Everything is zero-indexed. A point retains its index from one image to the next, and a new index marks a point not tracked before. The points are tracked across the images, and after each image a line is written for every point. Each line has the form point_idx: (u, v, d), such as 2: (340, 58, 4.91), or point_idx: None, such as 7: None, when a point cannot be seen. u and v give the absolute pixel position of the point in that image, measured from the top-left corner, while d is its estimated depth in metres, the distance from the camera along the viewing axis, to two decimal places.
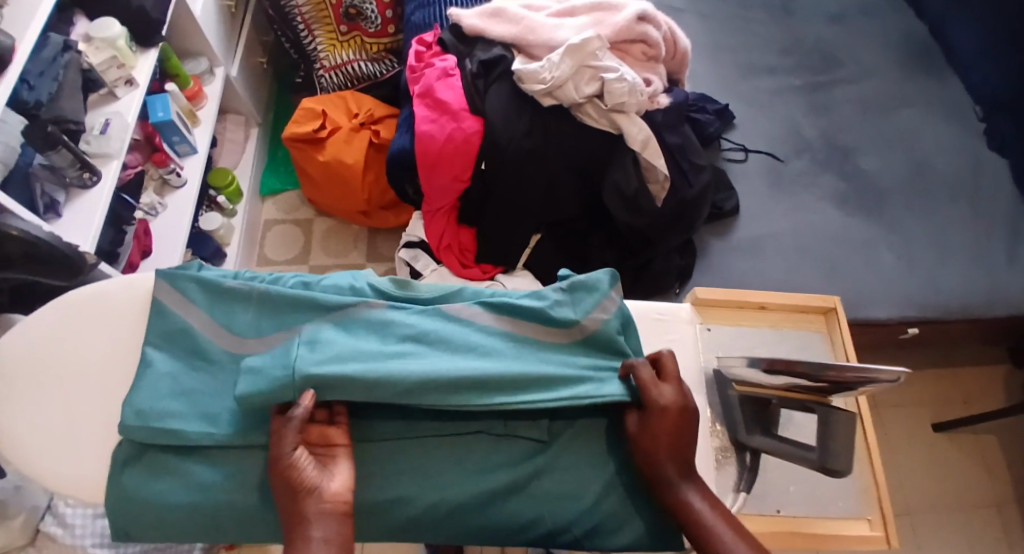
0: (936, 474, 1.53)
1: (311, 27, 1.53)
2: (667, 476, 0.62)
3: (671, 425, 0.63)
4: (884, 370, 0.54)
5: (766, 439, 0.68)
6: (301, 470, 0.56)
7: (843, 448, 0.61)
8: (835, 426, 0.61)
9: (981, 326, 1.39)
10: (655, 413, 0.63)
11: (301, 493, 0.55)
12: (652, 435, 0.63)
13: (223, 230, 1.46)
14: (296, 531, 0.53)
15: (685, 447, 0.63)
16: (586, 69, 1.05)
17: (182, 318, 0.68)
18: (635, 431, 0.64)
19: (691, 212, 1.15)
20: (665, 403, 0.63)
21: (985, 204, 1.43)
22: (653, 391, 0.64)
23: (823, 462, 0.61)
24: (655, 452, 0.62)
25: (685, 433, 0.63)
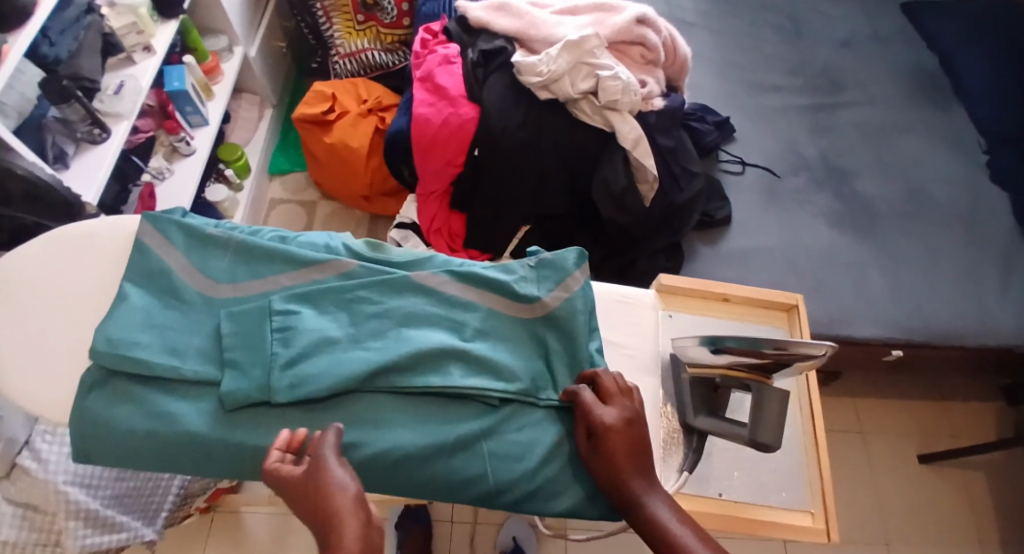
0: (918, 505, 1.51)
1: (329, 14, 1.56)
2: (625, 487, 0.63)
3: (624, 441, 0.65)
4: (818, 346, 0.59)
5: (712, 419, 0.70)
6: (329, 476, 0.56)
7: (769, 423, 0.67)
8: (766, 404, 0.67)
9: (968, 356, 1.38)
10: (602, 434, 0.65)
11: (326, 497, 0.54)
12: (605, 457, 0.64)
13: (228, 203, 1.50)
14: (331, 527, 0.52)
15: (641, 461, 0.65)
16: (583, 66, 1.08)
17: (161, 257, 0.71)
18: (588, 454, 0.66)
19: (680, 217, 1.20)
20: (609, 422, 0.65)
21: (981, 235, 1.43)
22: (599, 410, 0.66)
23: (753, 436, 0.67)
24: (610, 471, 0.64)
25: (640, 447, 0.65)
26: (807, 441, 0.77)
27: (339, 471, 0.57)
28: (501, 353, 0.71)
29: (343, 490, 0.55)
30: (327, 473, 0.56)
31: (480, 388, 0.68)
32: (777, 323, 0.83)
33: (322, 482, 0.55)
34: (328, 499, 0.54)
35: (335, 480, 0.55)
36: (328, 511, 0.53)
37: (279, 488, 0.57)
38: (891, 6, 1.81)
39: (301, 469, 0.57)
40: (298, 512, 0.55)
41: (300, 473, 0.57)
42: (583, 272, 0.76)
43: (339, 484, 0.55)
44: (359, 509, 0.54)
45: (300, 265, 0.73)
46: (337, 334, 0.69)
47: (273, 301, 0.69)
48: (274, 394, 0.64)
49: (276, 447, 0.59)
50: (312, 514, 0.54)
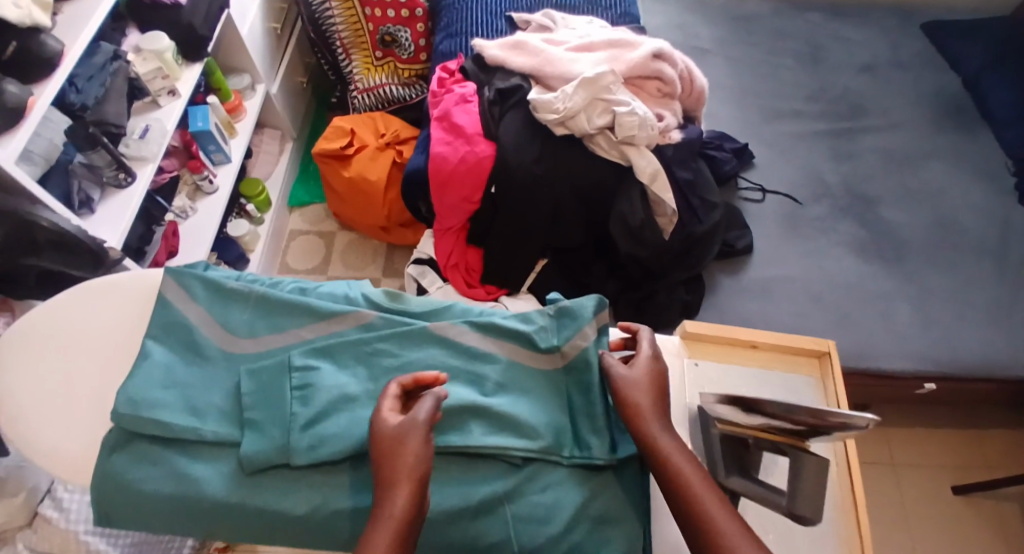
0: (953, 541, 1.45)
1: (348, 50, 1.58)
2: (645, 413, 0.67)
3: (653, 373, 0.70)
4: (858, 417, 0.56)
5: (743, 481, 0.68)
6: (408, 443, 0.60)
7: (809, 495, 0.60)
8: (802, 471, 0.61)
9: (1001, 387, 1.34)
10: (644, 360, 0.71)
11: (395, 462, 0.59)
12: (638, 374, 0.69)
13: (249, 237, 1.51)
14: (383, 494, 0.57)
15: (662, 393, 0.69)
16: (598, 102, 1.08)
17: (182, 312, 0.72)
18: (622, 372, 0.70)
19: (699, 249, 1.18)
20: (656, 352, 0.72)
21: (1013, 263, 1.39)
22: (644, 343, 0.73)
23: (791, 509, 0.60)
24: (638, 386, 0.69)
25: (662, 382, 0.70)
26: (844, 498, 0.74)
27: (419, 445, 0.60)
28: (523, 409, 0.70)
29: (412, 464, 0.59)
30: (409, 443, 0.60)
31: (502, 447, 0.67)
32: (807, 370, 0.82)
33: (402, 451, 0.59)
34: (398, 464, 0.59)
35: (411, 451, 0.59)
36: (391, 479, 0.58)
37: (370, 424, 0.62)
38: (912, 29, 1.79)
39: (395, 424, 0.61)
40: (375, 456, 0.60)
41: (393, 426, 0.61)
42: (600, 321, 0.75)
43: (414, 461, 0.59)
44: (414, 494, 0.58)
45: (319, 317, 0.73)
46: (357, 390, 0.68)
47: (293, 356, 0.69)
48: (293, 457, 0.64)
49: (397, 383, 0.65)
50: (379, 469, 0.59)
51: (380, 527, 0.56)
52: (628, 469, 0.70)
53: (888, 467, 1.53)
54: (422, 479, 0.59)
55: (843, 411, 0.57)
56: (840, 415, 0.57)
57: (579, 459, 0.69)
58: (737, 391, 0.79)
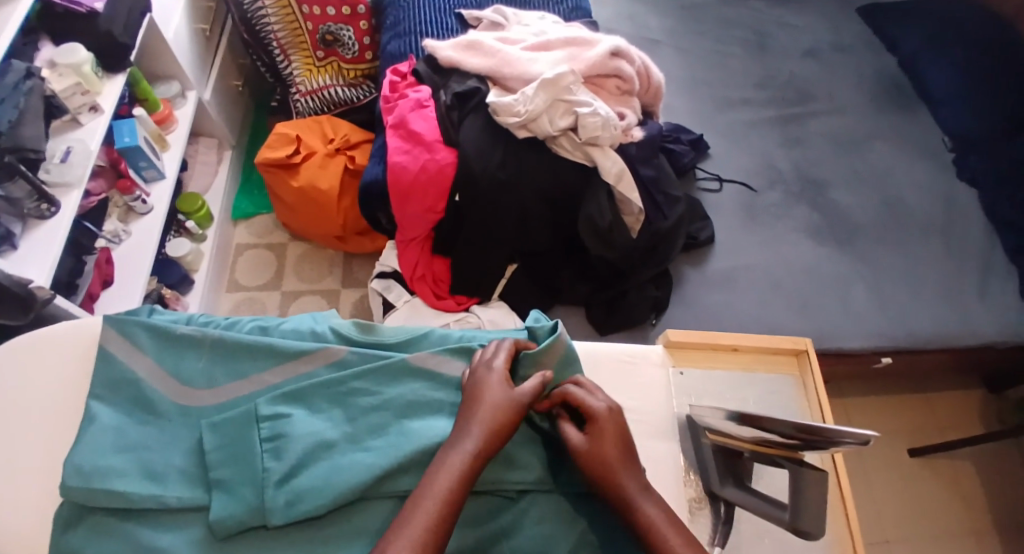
0: (913, 502, 1.42)
1: (287, 52, 1.50)
2: (623, 489, 0.62)
3: (615, 439, 0.64)
4: (852, 433, 0.55)
5: (738, 491, 0.68)
6: (508, 400, 0.64)
7: (812, 509, 0.60)
8: (805, 484, 0.61)
9: (954, 356, 1.34)
10: (601, 427, 0.64)
11: (491, 409, 0.63)
12: (604, 445, 0.63)
13: (192, 256, 1.42)
14: (465, 432, 0.62)
15: (630, 460, 0.64)
16: (560, 102, 1.05)
17: (129, 366, 0.66)
18: (584, 444, 0.64)
19: (665, 244, 1.17)
20: (610, 411, 0.65)
21: (956, 241, 1.38)
22: (593, 400, 0.66)
23: (795, 523, 0.61)
24: (609, 455, 0.63)
25: (627, 446, 0.65)
26: (832, 493, 0.75)
27: (518, 406, 0.64)
28: (512, 439, 0.68)
29: (505, 418, 0.63)
30: (506, 398, 0.64)
31: (496, 483, 0.65)
32: (787, 369, 0.82)
33: (499, 405, 0.64)
34: (494, 411, 0.63)
35: (510, 407, 0.64)
36: (478, 422, 0.62)
37: (478, 370, 0.67)
38: (850, 14, 1.79)
39: (500, 379, 0.66)
40: (471, 396, 0.65)
41: (499, 382, 0.65)
42: (552, 354, 0.71)
43: (506, 418, 0.63)
44: (491, 441, 0.62)
45: (286, 358, 0.68)
46: (334, 435, 0.64)
47: (260, 405, 0.65)
48: (272, 517, 0.60)
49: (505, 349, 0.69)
50: (471, 410, 0.64)
51: (452, 458, 0.60)
52: None
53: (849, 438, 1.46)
54: (504, 436, 0.63)
55: (832, 427, 0.57)
56: (831, 431, 0.57)
57: (575, 488, 0.67)
58: (722, 397, 0.79)
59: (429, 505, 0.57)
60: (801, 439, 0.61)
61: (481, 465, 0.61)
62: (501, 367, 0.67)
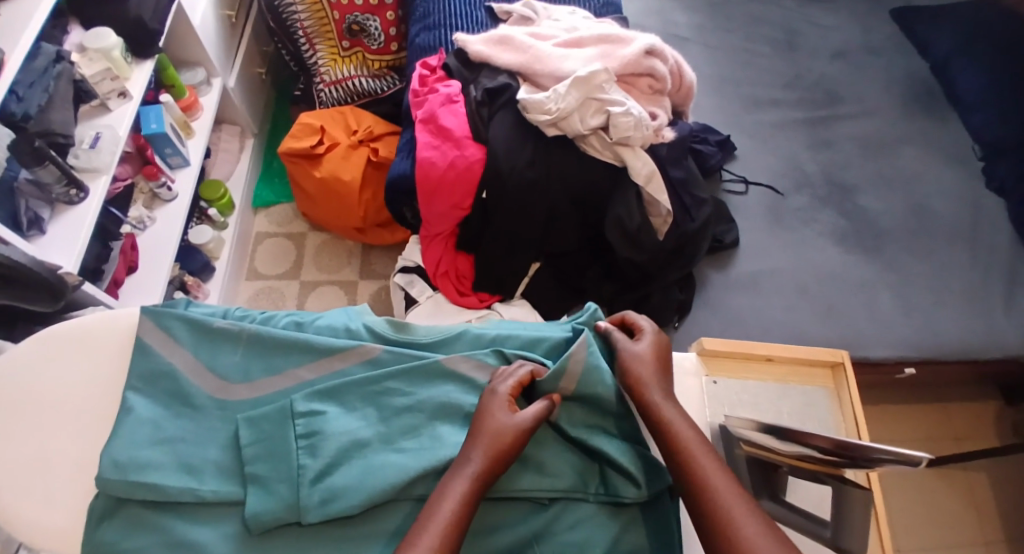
0: (926, 511, 1.41)
1: (312, 40, 1.47)
2: (648, 384, 0.70)
3: (659, 352, 0.74)
4: (891, 456, 0.56)
5: (775, 504, 0.72)
6: (505, 425, 0.62)
7: (855, 532, 0.63)
8: (847, 507, 0.65)
9: (978, 368, 1.30)
10: (649, 339, 0.75)
11: (489, 434, 0.62)
12: (640, 351, 0.73)
13: (213, 244, 1.42)
14: (462, 459, 0.60)
15: (667, 376, 0.72)
16: (592, 101, 1.04)
17: (166, 358, 0.67)
18: (628, 347, 0.73)
19: (692, 246, 1.15)
20: (658, 330, 0.76)
21: (983, 249, 1.32)
22: (644, 322, 0.78)
23: (836, 541, 0.65)
24: (641, 361, 0.72)
25: (666, 362, 0.74)
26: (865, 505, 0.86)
27: (516, 430, 0.62)
28: (542, 446, 0.69)
29: (503, 442, 0.61)
30: (507, 423, 0.63)
31: (529, 488, 0.66)
32: (823, 381, 0.93)
33: (500, 430, 0.62)
34: (493, 435, 0.62)
35: (507, 432, 0.62)
36: (477, 447, 0.61)
37: (484, 397, 0.66)
38: (881, 14, 1.73)
39: (503, 405, 0.64)
40: (476, 423, 0.64)
41: (502, 408, 0.64)
42: (570, 381, 0.69)
43: (506, 442, 0.61)
44: (492, 467, 0.60)
45: (320, 355, 0.69)
46: (368, 434, 0.64)
47: (295, 401, 0.65)
48: (307, 516, 0.60)
49: (517, 377, 0.68)
50: (473, 436, 0.62)
51: (455, 483, 0.59)
52: (661, 501, 0.70)
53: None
54: (506, 461, 0.61)
55: (866, 444, 0.59)
56: (862, 448, 0.58)
57: (606, 496, 0.68)
58: (758, 405, 0.90)
59: (431, 531, 0.55)
60: (841, 460, 0.63)
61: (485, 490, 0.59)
62: (505, 392, 0.65)
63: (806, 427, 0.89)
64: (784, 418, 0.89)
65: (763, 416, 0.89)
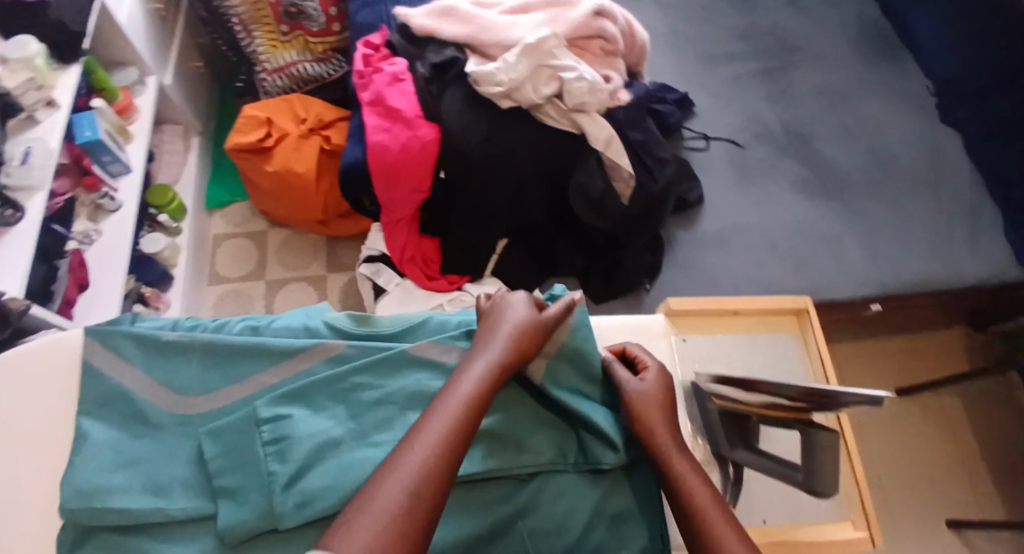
0: (903, 441, 1.42)
1: (249, 27, 1.40)
2: (657, 428, 0.67)
3: (664, 389, 0.71)
4: (857, 395, 0.56)
5: (749, 454, 0.73)
6: (528, 316, 0.68)
7: (826, 473, 0.65)
8: (817, 451, 0.65)
9: (945, 300, 1.32)
10: (654, 376, 0.71)
11: (513, 321, 0.68)
12: (645, 390, 0.70)
13: (169, 251, 1.36)
14: (486, 339, 0.66)
15: (674, 415, 0.70)
16: (543, 68, 1.01)
17: (119, 379, 0.64)
18: (632, 385, 0.70)
19: (658, 209, 1.11)
20: (663, 366, 0.73)
21: (942, 185, 1.33)
22: (646, 358, 0.74)
23: (809, 484, 0.66)
24: (648, 401, 0.69)
25: (673, 399, 0.71)
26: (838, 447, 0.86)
27: (536, 323, 0.68)
28: (521, 424, 0.68)
29: (525, 328, 0.67)
30: (529, 316, 0.69)
31: (511, 462, 0.66)
32: (789, 328, 0.93)
33: (522, 320, 0.68)
34: (517, 321, 0.68)
35: (531, 319, 0.68)
36: (500, 331, 0.67)
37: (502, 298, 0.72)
38: None
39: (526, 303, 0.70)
40: (495, 317, 0.69)
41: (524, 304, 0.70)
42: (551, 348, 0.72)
43: (527, 330, 0.67)
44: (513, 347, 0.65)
45: (280, 358, 0.66)
46: (339, 433, 0.62)
47: (259, 408, 0.62)
48: (283, 523, 0.58)
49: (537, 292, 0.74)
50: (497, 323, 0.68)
51: (477, 360, 0.64)
52: (637, 462, 0.72)
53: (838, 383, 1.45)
54: (525, 345, 0.67)
55: (835, 388, 0.59)
56: (831, 391, 0.58)
57: (586, 465, 0.69)
58: (725, 357, 0.89)
59: (454, 398, 0.60)
60: (809, 404, 0.63)
61: (497, 381, 0.63)
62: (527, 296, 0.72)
63: (774, 377, 0.89)
64: (754, 370, 0.89)
65: (733, 369, 0.88)
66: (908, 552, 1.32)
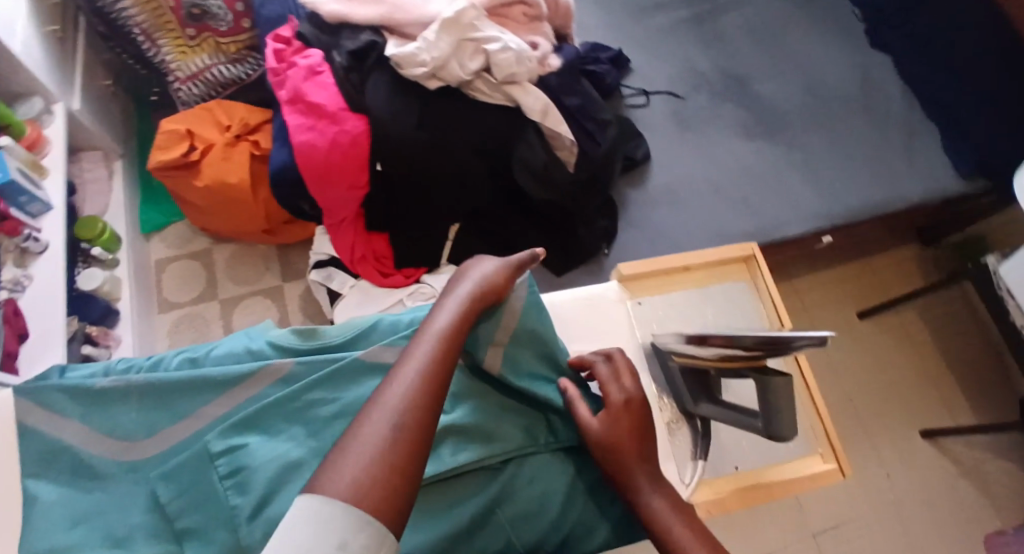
0: (871, 363, 1.45)
1: (153, 36, 1.32)
2: (630, 467, 0.64)
3: (634, 419, 0.67)
4: (805, 337, 0.56)
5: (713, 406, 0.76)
6: (497, 264, 0.70)
7: (785, 418, 0.66)
8: (774, 396, 0.66)
9: (894, 221, 1.33)
10: (620, 409, 0.67)
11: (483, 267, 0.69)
12: (611, 427, 0.66)
13: (110, 285, 1.30)
14: (459, 283, 0.67)
15: (648, 444, 0.66)
16: (466, 43, 0.98)
17: (58, 435, 0.61)
18: (592, 422, 0.67)
19: (604, 172, 1.10)
20: (629, 395, 0.68)
21: (879, 110, 1.34)
22: (612, 388, 0.69)
23: (769, 430, 0.67)
24: (616, 439, 0.65)
25: (645, 426, 0.67)
26: (798, 385, 0.87)
27: (505, 269, 0.70)
28: (488, 414, 0.68)
29: (495, 272, 0.69)
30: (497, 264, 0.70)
31: (484, 453, 0.65)
32: (740, 275, 0.93)
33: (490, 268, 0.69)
34: (486, 268, 0.69)
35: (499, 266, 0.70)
36: (470, 277, 0.67)
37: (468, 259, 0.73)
38: None
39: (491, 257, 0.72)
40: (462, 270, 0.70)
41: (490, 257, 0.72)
42: (506, 331, 0.71)
43: (497, 276, 0.69)
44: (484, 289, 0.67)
45: (226, 387, 0.64)
46: (299, 454, 0.60)
47: (210, 442, 0.59)
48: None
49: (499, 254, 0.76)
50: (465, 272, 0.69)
51: (450, 302, 0.64)
52: None
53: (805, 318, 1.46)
54: (495, 289, 0.68)
55: (786, 333, 0.58)
56: (784, 337, 0.58)
57: (557, 443, 0.70)
58: (682, 313, 0.89)
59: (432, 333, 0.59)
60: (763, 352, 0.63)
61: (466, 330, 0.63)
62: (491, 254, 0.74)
63: (731, 326, 0.88)
64: (710, 322, 0.89)
65: (690, 325, 0.88)
66: (892, 469, 1.35)
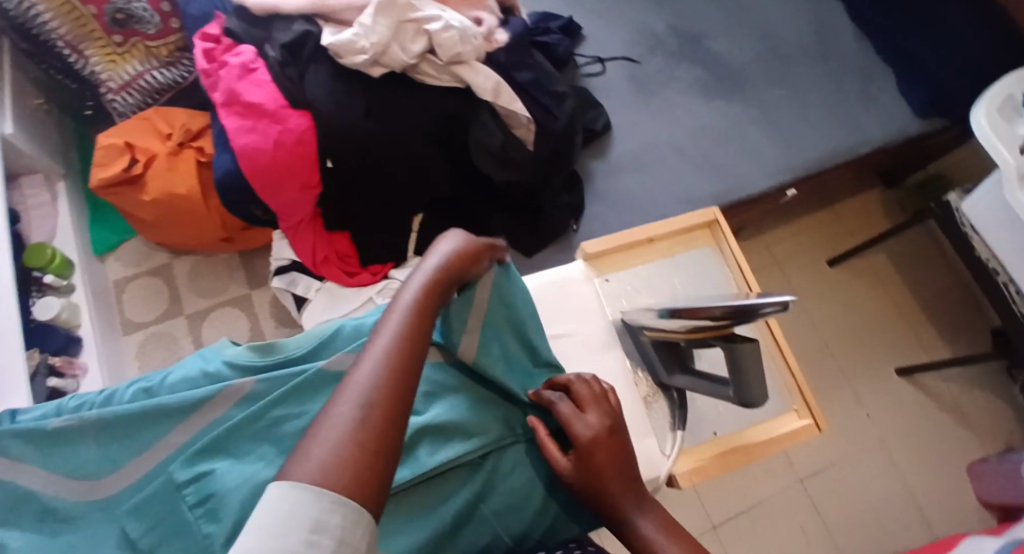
0: (846, 309, 1.45)
1: (78, 47, 1.24)
2: (614, 499, 0.61)
3: (608, 450, 0.62)
4: (771, 303, 0.55)
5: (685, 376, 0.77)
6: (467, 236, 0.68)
7: (754, 384, 0.65)
8: (744, 364, 0.65)
9: (858, 166, 1.33)
10: (589, 445, 0.62)
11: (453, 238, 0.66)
12: (586, 463, 0.62)
13: (68, 312, 1.25)
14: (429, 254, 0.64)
15: (628, 470, 0.63)
16: (406, 24, 0.94)
17: (14, 482, 0.57)
18: (565, 463, 0.62)
19: (566, 144, 1.06)
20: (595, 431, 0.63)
21: (833, 55, 1.33)
22: (578, 423, 0.63)
23: (741, 397, 0.66)
24: (592, 476, 0.61)
25: (620, 452, 0.63)
26: (768, 345, 0.87)
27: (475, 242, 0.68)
28: (463, 410, 0.67)
29: (466, 244, 0.66)
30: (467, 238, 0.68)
31: (462, 450, 0.64)
32: (705, 241, 0.93)
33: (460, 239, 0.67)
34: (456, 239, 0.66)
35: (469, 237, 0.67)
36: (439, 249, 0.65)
37: None
38: None
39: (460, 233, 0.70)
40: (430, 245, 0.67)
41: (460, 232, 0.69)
42: (475, 321, 0.70)
43: (468, 247, 0.66)
44: (455, 260, 0.64)
45: (187, 413, 0.61)
46: (271, 472, 0.58)
47: (174, 472, 0.57)
48: None
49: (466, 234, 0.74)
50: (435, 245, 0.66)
51: (420, 274, 0.61)
52: None
53: (778, 271, 1.46)
54: (466, 261, 0.65)
55: (753, 301, 0.57)
56: (750, 305, 0.57)
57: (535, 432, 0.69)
58: (652, 285, 0.88)
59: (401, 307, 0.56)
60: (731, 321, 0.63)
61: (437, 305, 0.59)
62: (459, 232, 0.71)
63: (700, 293, 0.88)
64: (680, 291, 0.89)
65: (660, 296, 0.88)
66: (874, 411, 1.37)
